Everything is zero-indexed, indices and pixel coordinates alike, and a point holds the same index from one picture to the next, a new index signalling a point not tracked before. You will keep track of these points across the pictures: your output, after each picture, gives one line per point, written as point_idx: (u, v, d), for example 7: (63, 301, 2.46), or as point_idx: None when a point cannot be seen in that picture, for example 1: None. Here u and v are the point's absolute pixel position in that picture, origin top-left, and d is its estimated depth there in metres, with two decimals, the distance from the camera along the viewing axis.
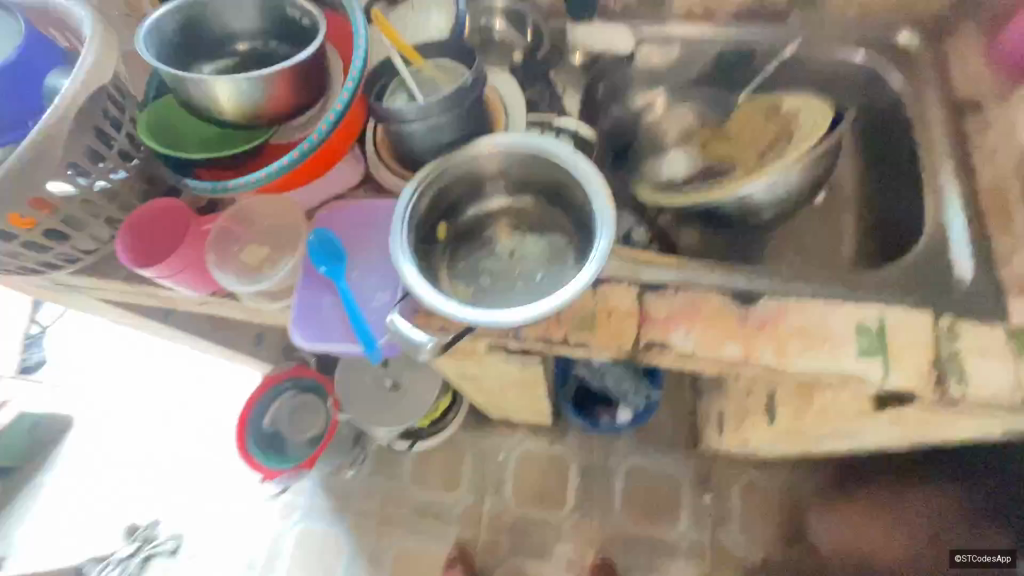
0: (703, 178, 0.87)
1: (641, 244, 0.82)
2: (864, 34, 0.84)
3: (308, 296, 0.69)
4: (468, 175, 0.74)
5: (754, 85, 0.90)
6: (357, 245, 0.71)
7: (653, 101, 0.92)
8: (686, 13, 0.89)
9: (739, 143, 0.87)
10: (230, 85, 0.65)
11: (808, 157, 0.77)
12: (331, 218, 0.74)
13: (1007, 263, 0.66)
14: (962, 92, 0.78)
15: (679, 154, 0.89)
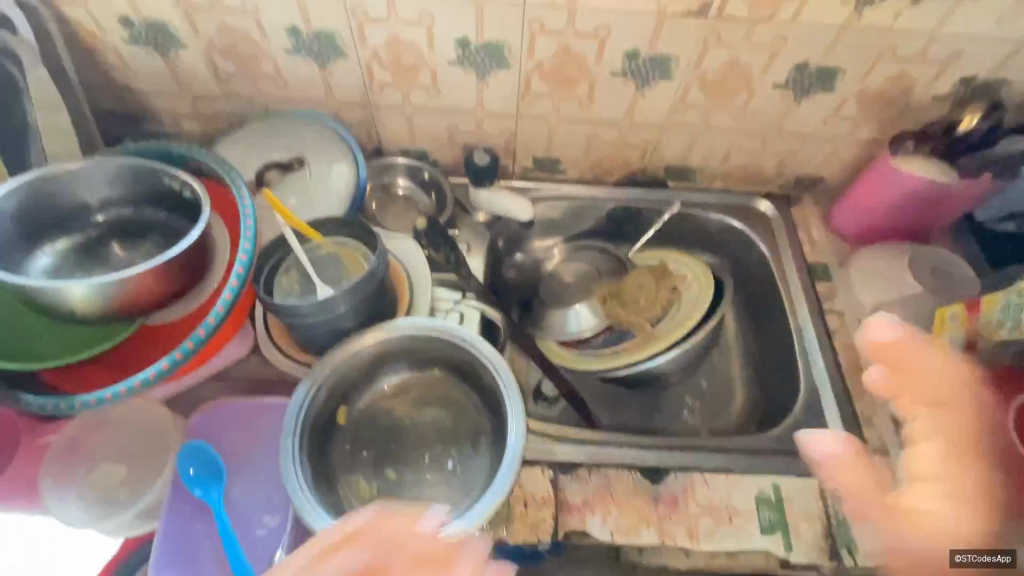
0: (605, 338, 0.89)
1: (552, 398, 0.88)
2: (731, 200, 0.95)
3: (176, 528, 0.59)
4: (368, 360, 0.69)
5: (646, 238, 0.98)
6: (238, 457, 0.63)
7: (551, 249, 0.99)
8: (577, 177, 0.95)
9: (634, 308, 0.89)
10: (91, 290, 0.58)
11: (695, 331, 0.84)
12: (208, 422, 0.65)
13: (871, 425, 0.75)
14: (815, 257, 0.89)
15: (583, 308, 0.90)
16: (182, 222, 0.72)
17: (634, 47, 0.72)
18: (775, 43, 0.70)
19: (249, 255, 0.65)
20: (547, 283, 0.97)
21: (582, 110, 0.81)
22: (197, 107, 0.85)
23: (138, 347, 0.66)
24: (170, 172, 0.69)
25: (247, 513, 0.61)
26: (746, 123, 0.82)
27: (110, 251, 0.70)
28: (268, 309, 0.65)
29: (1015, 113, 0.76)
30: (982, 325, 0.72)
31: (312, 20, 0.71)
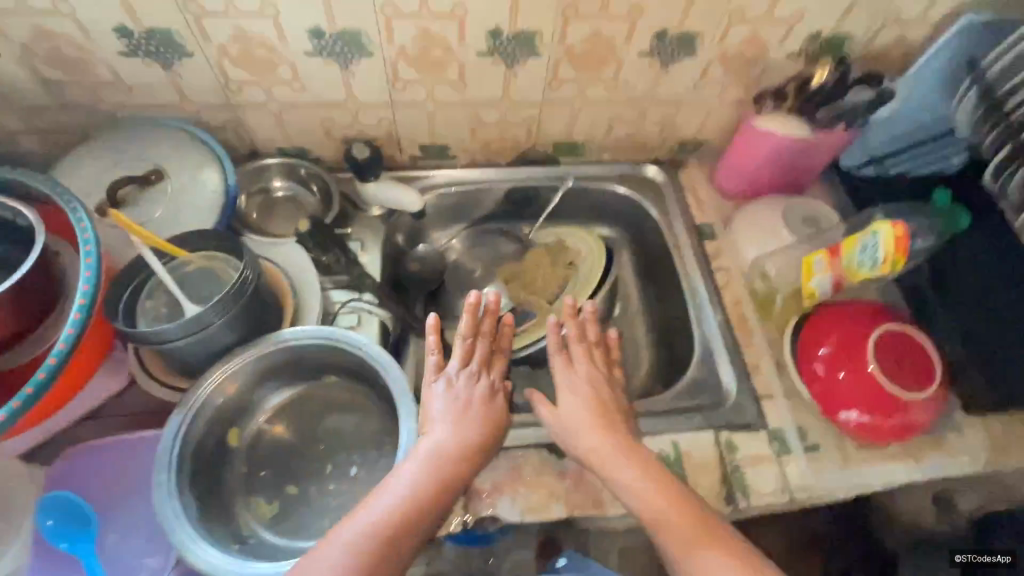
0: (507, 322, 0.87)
1: None
2: (622, 170, 0.97)
3: None
4: (252, 378, 0.67)
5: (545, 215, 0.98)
6: (112, 501, 0.62)
7: (450, 243, 0.98)
8: (469, 162, 0.93)
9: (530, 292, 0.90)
10: None
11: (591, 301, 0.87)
12: (76, 469, 0.63)
13: (759, 372, 0.79)
14: (702, 218, 0.93)
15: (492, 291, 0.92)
16: (21, 254, 0.65)
17: (496, 25, 0.70)
18: (632, 13, 0.70)
19: (93, 282, 0.61)
20: (453, 274, 0.95)
21: (458, 93, 0.80)
22: (33, 121, 0.77)
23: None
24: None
25: (127, 557, 0.60)
26: (621, 94, 0.83)
27: None
28: (125, 339, 0.60)
29: (860, 65, 0.81)
30: (848, 269, 0.76)
31: (142, 18, 0.65)
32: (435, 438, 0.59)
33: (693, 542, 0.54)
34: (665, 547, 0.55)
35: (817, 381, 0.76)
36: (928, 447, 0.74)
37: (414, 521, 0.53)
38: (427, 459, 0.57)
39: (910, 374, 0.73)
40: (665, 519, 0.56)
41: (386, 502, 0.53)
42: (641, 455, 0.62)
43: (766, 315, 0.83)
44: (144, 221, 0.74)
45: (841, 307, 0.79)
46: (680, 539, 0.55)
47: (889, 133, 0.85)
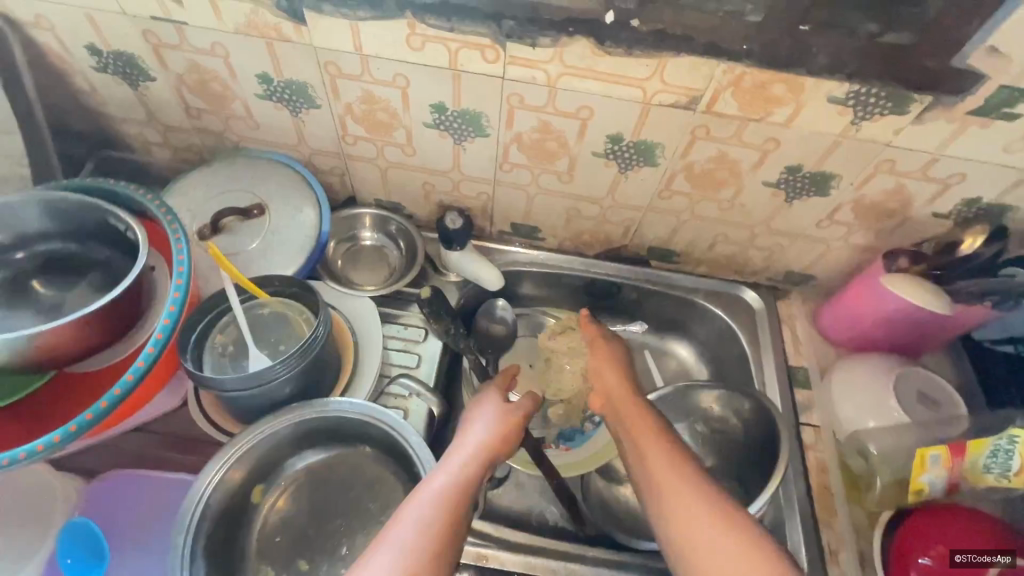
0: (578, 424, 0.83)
1: (516, 512, 0.78)
2: (716, 286, 0.90)
3: None
4: (287, 440, 0.67)
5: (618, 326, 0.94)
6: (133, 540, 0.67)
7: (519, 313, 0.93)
8: (556, 245, 0.90)
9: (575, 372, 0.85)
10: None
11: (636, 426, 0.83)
12: (113, 496, 0.69)
13: (836, 561, 0.70)
14: (795, 361, 0.84)
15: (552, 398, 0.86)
16: (123, 262, 0.69)
17: (618, 131, 0.68)
18: (766, 144, 0.66)
19: (174, 315, 0.62)
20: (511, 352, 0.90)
21: (562, 183, 0.77)
22: (168, 137, 0.82)
23: (58, 399, 0.64)
24: (114, 212, 0.65)
25: None
26: (732, 216, 0.77)
27: (30, 288, 0.66)
28: (190, 377, 0.60)
29: (1019, 240, 0.71)
30: (968, 470, 0.65)
31: (284, 70, 0.68)
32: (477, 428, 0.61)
33: (682, 480, 0.54)
34: (644, 479, 0.57)
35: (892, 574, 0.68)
36: None
37: (461, 512, 0.52)
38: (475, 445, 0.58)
39: (959, 534, 0.66)
40: (649, 456, 0.57)
41: (441, 478, 0.54)
42: (641, 410, 0.63)
43: (855, 494, 0.74)
44: (235, 251, 0.76)
45: (949, 511, 0.69)
46: (659, 471, 0.55)
47: None
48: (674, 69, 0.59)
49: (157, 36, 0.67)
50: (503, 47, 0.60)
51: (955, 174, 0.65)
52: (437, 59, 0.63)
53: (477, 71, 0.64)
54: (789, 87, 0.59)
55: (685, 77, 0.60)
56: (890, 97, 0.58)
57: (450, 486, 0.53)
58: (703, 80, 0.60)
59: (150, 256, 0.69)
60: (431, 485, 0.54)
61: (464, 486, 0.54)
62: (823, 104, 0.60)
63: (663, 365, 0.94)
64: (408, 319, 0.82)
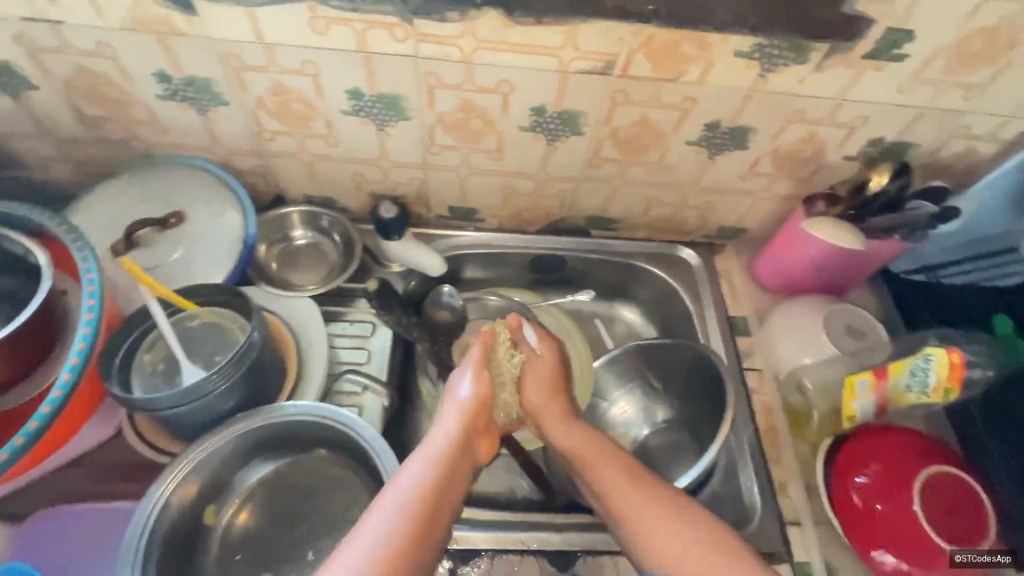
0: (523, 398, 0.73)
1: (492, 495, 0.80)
2: (653, 247, 0.93)
3: None
4: (235, 453, 0.64)
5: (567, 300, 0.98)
6: None
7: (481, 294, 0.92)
8: (497, 225, 0.91)
9: (515, 362, 0.71)
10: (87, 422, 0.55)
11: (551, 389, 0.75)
12: None
13: (785, 495, 0.72)
14: (732, 309, 0.88)
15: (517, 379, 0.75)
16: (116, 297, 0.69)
17: (540, 104, 0.68)
18: (684, 104, 0.67)
19: None
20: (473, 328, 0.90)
21: (493, 162, 0.77)
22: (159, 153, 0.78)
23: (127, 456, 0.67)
24: (8, 236, 0.60)
25: None
26: (662, 177, 0.79)
27: None
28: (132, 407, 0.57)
29: (920, 177, 0.76)
30: None
31: (111, 53, 0.63)
32: (438, 437, 0.61)
33: (634, 492, 0.57)
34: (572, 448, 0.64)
35: (850, 514, 0.68)
36: None
37: (433, 501, 0.54)
38: (435, 455, 0.58)
39: (943, 510, 0.65)
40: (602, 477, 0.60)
41: (413, 471, 0.56)
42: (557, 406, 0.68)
43: (797, 430, 0.77)
44: (156, 264, 0.72)
45: None
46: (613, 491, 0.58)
47: (950, 241, 0.81)
48: (611, 14, 0.57)
49: (31, 39, 0.61)
50: (410, 26, 0.59)
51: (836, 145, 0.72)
52: (345, 43, 0.61)
53: (389, 52, 0.62)
54: (696, 45, 0.60)
55: (597, 43, 0.60)
56: (791, 47, 0.60)
57: (419, 488, 0.54)
58: (617, 44, 0.60)
59: (55, 278, 0.63)
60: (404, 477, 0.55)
61: (436, 476, 0.56)
62: (731, 59, 0.61)
63: (612, 330, 0.97)
64: (353, 315, 0.82)
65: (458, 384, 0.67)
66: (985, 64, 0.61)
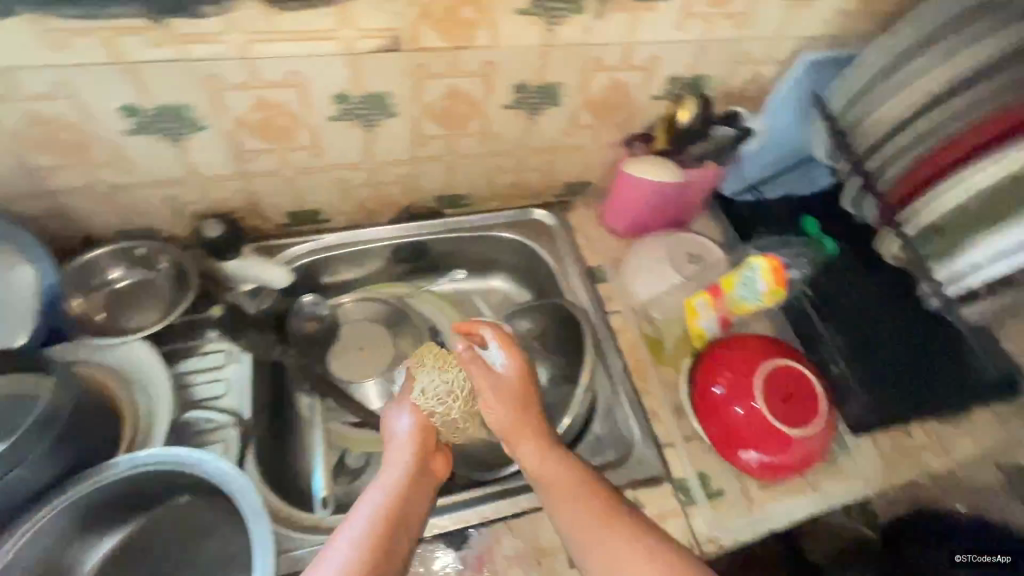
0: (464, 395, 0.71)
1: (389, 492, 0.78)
2: (508, 215, 0.94)
3: None
4: (72, 527, 0.58)
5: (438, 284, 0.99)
6: None
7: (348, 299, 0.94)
8: (346, 222, 0.88)
9: (443, 386, 0.69)
10: None
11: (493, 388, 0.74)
12: None
13: (657, 420, 0.77)
14: (590, 259, 0.91)
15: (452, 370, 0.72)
16: None
17: (340, 90, 0.65)
18: (486, 69, 0.68)
19: None
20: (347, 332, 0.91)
21: (314, 157, 0.74)
22: None
23: None
24: None
25: None
26: (492, 145, 0.80)
27: None
28: None
29: (722, 105, 0.82)
30: None
31: None
32: (395, 466, 0.62)
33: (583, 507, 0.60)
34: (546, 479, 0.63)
35: (712, 422, 0.74)
36: (824, 475, 0.75)
37: (389, 535, 0.55)
38: (390, 483, 0.59)
39: (790, 407, 0.72)
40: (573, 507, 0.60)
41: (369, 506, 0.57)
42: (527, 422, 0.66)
43: (661, 358, 0.82)
44: None
45: None
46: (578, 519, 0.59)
47: (765, 162, 0.89)
48: None
49: None
50: (167, 26, 0.55)
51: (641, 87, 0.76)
52: (97, 55, 0.55)
53: (155, 59, 0.57)
54: (475, 9, 0.60)
55: (375, 19, 0.59)
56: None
57: (374, 523, 0.55)
58: (394, 19, 0.59)
59: None
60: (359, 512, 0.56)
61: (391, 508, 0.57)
62: (514, 18, 0.62)
63: (488, 301, 0.99)
64: (202, 347, 0.78)
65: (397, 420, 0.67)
66: None
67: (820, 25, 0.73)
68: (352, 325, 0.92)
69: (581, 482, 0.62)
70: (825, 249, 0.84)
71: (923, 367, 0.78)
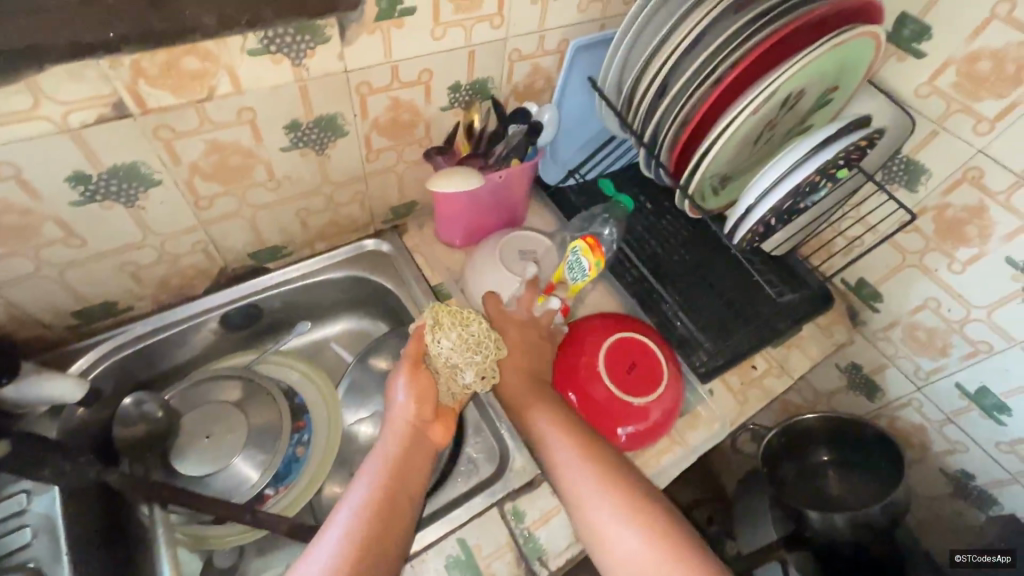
0: (461, 363, 0.66)
1: None
2: (339, 253, 0.90)
3: None
4: None
5: (285, 343, 0.92)
6: None
7: (181, 388, 0.83)
8: (152, 304, 0.79)
9: (463, 349, 0.65)
10: None
11: (486, 373, 0.67)
12: None
13: None
14: (432, 278, 0.89)
15: (449, 348, 0.65)
16: None
17: (73, 171, 0.58)
18: (244, 115, 0.63)
19: None
20: (189, 421, 0.79)
21: (75, 248, 0.65)
22: None
23: None
24: None
25: None
26: (289, 188, 0.75)
27: None
28: None
29: (514, 102, 0.84)
30: None
31: None
32: (391, 439, 0.63)
33: (587, 470, 0.61)
34: (554, 459, 0.63)
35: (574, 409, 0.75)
36: (687, 427, 0.79)
37: (391, 511, 0.57)
38: (385, 457, 0.61)
39: (629, 384, 0.75)
40: (580, 482, 0.61)
41: (363, 488, 0.59)
42: (535, 396, 0.69)
43: None
44: None
45: None
46: (584, 492, 0.60)
47: (575, 143, 0.93)
48: (68, 53, 0.49)
49: None
50: None
51: (426, 100, 0.75)
52: None
53: None
54: (198, 57, 0.55)
55: (81, 88, 0.52)
56: (301, 31, 0.58)
57: (373, 496, 0.58)
58: (102, 85, 0.53)
59: None
60: (356, 493, 0.59)
61: (386, 486, 0.59)
62: (249, 59, 0.58)
63: (345, 344, 0.94)
64: (3, 493, 0.65)
65: (395, 387, 0.66)
66: None
67: (578, 12, 0.76)
68: (192, 414, 0.80)
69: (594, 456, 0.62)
70: (622, 204, 0.92)
71: (757, 308, 0.85)
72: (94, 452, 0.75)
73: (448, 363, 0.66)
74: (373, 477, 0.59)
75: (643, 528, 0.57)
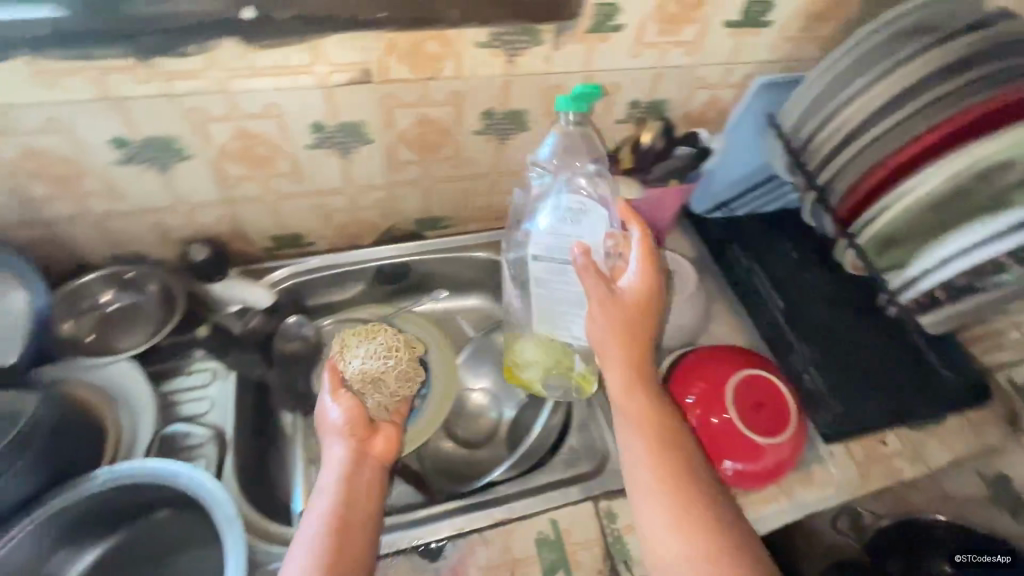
0: (382, 375, 0.71)
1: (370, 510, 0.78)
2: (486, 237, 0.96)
3: None
4: (42, 542, 0.59)
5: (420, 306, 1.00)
6: None
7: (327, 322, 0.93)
8: (329, 245, 0.92)
9: (375, 359, 0.72)
10: None
11: (410, 374, 0.74)
12: None
13: None
14: None
15: (354, 364, 0.71)
16: None
17: (316, 120, 0.70)
18: (453, 98, 0.72)
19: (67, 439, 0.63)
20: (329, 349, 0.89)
21: (295, 184, 0.78)
22: None
23: None
24: None
25: None
26: (466, 169, 0.84)
27: None
28: None
29: (684, 127, 0.87)
30: None
31: None
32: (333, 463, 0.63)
33: (650, 475, 0.60)
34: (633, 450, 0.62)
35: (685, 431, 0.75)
36: (798, 483, 0.75)
37: (351, 515, 0.60)
38: (333, 475, 0.62)
39: (756, 414, 0.73)
40: (647, 488, 0.60)
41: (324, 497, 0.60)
42: (633, 382, 0.65)
43: None
44: None
45: None
46: (654, 499, 0.59)
47: (732, 178, 0.94)
48: (346, 26, 0.61)
49: None
50: (150, 64, 0.60)
51: (605, 112, 0.81)
52: (84, 93, 0.60)
53: (140, 95, 0.62)
54: (438, 43, 0.65)
55: (347, 55, 0.64)
56: (523, 32, 0.67)
57: (332, 501, 0.60)
58: (363, 54, 0.64)
59: None
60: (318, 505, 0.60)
61: (342, 498, 0.60)
62: (476, 50, 0.67)
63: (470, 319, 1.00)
64: (192, 366, 0.80)
65: (328, 406, 0.68)
66: (686, 23, 0.71)
67: (770, 51, 0.78)
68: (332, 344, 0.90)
69: (665, 458, 0.61)
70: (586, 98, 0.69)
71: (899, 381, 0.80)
72: (259, 352, 0.83)
73: (358, 385, 0.70)
74: (334, 481, 0.62)
75: (689, 546, 0.56)
